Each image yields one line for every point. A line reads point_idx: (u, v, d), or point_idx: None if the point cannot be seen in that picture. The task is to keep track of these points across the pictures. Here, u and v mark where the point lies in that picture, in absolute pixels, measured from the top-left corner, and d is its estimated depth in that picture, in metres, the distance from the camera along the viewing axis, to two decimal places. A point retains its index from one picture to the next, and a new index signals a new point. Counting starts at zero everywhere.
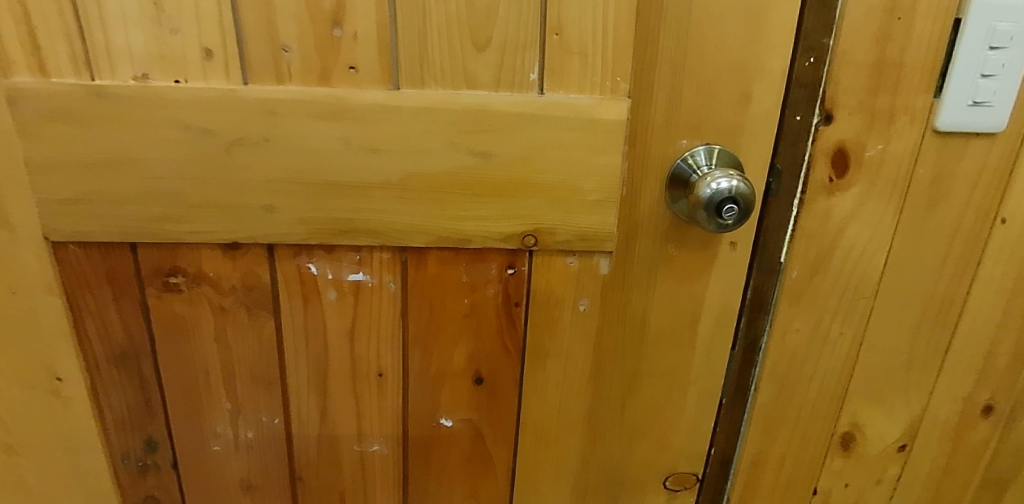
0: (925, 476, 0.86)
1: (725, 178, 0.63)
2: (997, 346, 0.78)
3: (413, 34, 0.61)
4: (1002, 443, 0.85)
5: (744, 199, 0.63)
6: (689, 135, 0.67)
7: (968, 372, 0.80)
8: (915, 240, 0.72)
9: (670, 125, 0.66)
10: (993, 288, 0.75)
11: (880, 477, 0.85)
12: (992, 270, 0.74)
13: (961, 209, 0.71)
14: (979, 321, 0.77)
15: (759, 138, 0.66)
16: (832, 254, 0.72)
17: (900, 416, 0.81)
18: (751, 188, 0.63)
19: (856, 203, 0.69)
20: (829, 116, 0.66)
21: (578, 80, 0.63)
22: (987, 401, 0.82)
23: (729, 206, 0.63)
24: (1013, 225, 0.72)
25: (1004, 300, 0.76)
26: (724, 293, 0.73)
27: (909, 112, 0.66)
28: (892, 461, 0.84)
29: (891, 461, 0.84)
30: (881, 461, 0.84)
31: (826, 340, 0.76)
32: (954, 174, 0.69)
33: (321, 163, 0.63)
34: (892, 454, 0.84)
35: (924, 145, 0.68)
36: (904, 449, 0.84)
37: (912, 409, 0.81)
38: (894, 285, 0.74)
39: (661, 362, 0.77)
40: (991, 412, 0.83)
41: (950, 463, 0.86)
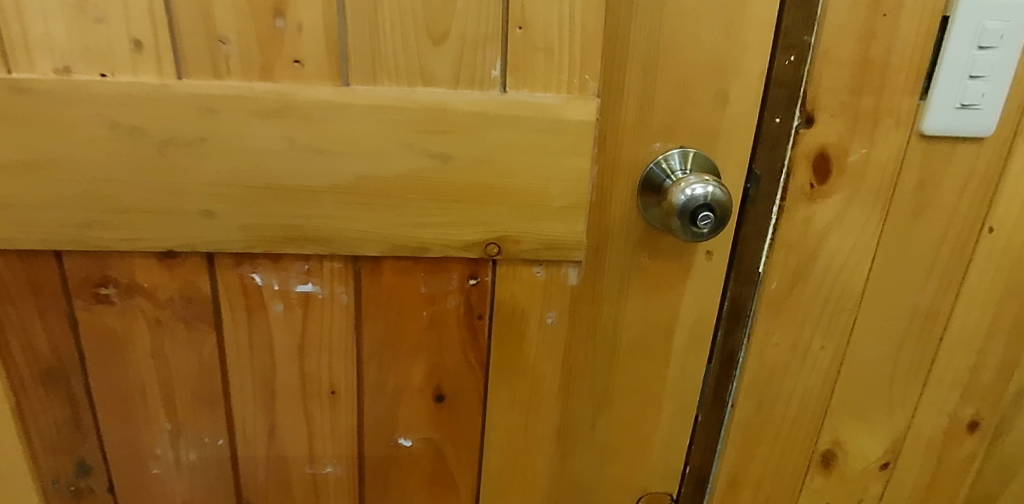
0: (908, 494, 0.83)
1: (701, 184, 0.59)
2: (983, 360, 0.75)
3: (363, 26, 0.56)
4: (986, 460, 0.82)
5: (720, 207, 0.59)
6: (662, 137, 0.62)
7: (953, 387, 0.76)
8: (900, 249, 0.68)
9: (643, 127, 0.62)
10: (980, 300, 0.72)
11: (861, 495, 0.82)
12: (979, 281, 0.71)
13: (947, 217, 0.67)
14: (964, 334, 0.73)
15: (736, 141, 0.62)
16: (814, 264, 0.68)
17: (882, 433, 0.78)
18: (729, 195, 0.59)
19: (839, 211, 0.66)
20: (811, 118, 0.62)
21: (543, 77, 0.59)
22: (972, 417, 0.79)
23: (704, 215, 0.59)
24: (1000, 235, 0.69)
25: (990, 313, 0.73)
26: (700, 305, 0.69)
27: (894, 115, 0.62)
28: (875, 480, 0.81)
29: (873, 479, 0.81)
30: (863, 479, 0.81)
31: (807, 354, 0.72)
32: (940, 181, 0.65)
33: (264, 164, 0.58)
34: (875, 472, 0.80)
35: (910, 150, 0.64)
36: (886, 467, 0.80)
37: (895, 425, 0.78)
38: (878, 296, 0.70)
39: (634, 377, 0.73)
40: (976, 428, 0.79)
41: (934, 481, 0.82)
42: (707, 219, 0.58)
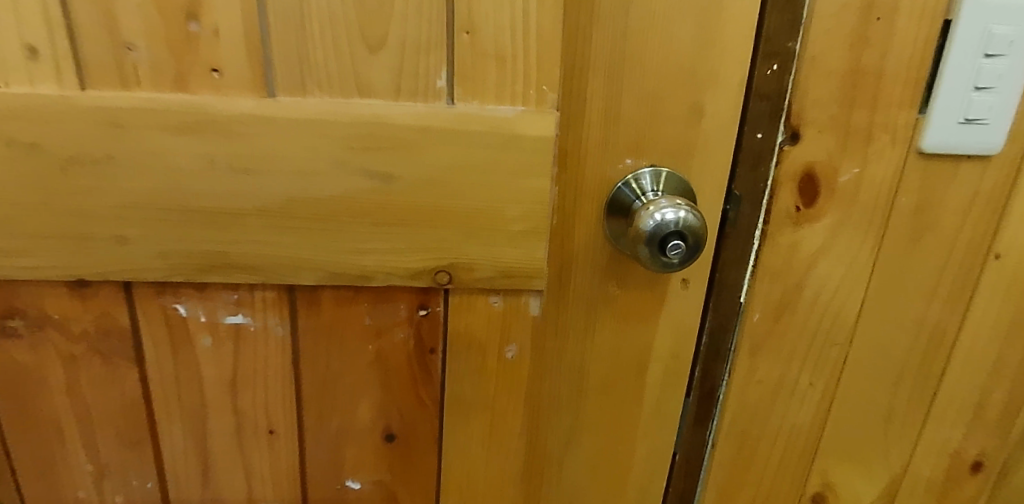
0: None
1: (672, 208, 0.53)
2: (988, 396, 0.69)
3: (289, 30, 0.50)
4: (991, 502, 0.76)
5: (693, 235, 0.52)
6: (630, 154, 0.56)
7: (955, 426, 0.70)
8: (897, 277, 0.62)
9: (608, 142, 0.56)
10: (985, 332, 0.65)
11: None
12: (984, 312, 0.64)
13: (949, 243, 0.61)
14: (968, 369, 0.67)
15: (713, 159, 0.56)
16: (801, 294, 0.61)
17: (877, 475, 0.72)
18: (702, 222, 0.53)
19: (829, 235, 0.59)
20: (796, 134, 0.56)
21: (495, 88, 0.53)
22: (976, 457, 0.72)
23: (674, 243, 0.52)
24: (1007, 263, 0.62)
25: (996, 346, 0.66)
26: (675, 337, 0.63)
27: (889, 131, 0.56)
28: None
29: None
30: None
31: (794, 391, 0.66)
32: (941, 203, 0.59)
33: (181, 185, 0.52)
34: None
35: (907, 169, 0.57)
36: None
37: (891, 466, 0.71)
38: (873, 328, 0.63)
39: (603, 415, 0.66)
40: (979, 469, 0.73)
41: None
42: (678, 247, 0.52)
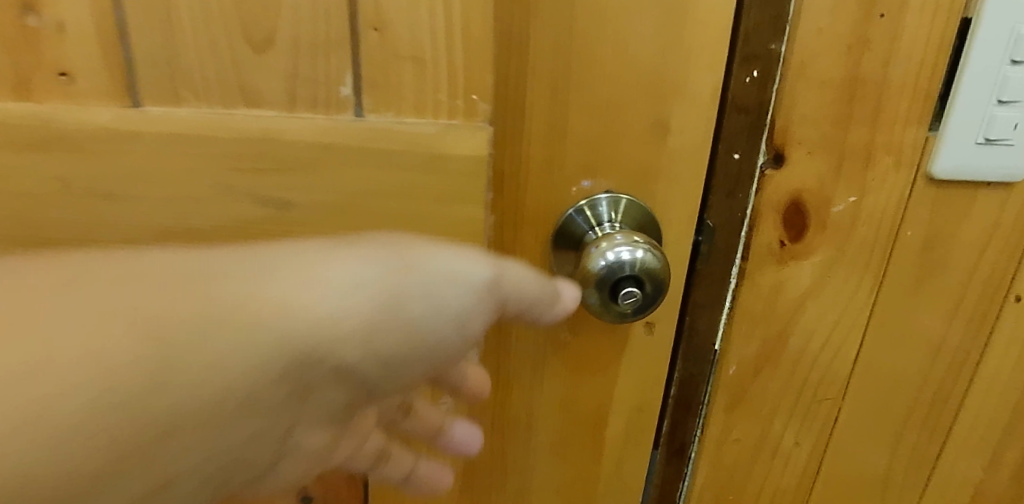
0: None
1: (629, 247, 0.43)
2: (1003, 452, 0.59)
3: (151, 23, 0.38)
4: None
5: (651, 279, 0.44)
6: (582, 178, 0.46)
7: (962, 488, 0.61)
8: (898, 320, 0.53)
9: (555, 163, 0.46)
10: (1001, 381, 0.56)
11: None
12: (999, 362, 0.55)
13: (960, 283, 0.51)
14: (981, 422, 0.58)
15: (681, 185, 0.47)
16: (787, 341, 0.53)
17: None
18: (664, 263, 0.44)
19: (818, 274, 0.50)
20: (781, 156, 0.47)
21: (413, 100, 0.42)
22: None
23: (629, 289, 0.44)
24: None
25: (1014, 396, 0.57)
26: (639, 389, 0.54)
27: (893, 153, 0.46)
28: None
29: None
30: None
31: (778, 448, 0.57)
32: (952, 238, 0.50)
33: (29, 216, 0.42)
34: None
35: (914, 197, 0.48)
36: None
37: None
38: (870, 378, 0.55)
39: (556, 472, 0.58)
40: None
41: None
42: (632, 295, 0.43)
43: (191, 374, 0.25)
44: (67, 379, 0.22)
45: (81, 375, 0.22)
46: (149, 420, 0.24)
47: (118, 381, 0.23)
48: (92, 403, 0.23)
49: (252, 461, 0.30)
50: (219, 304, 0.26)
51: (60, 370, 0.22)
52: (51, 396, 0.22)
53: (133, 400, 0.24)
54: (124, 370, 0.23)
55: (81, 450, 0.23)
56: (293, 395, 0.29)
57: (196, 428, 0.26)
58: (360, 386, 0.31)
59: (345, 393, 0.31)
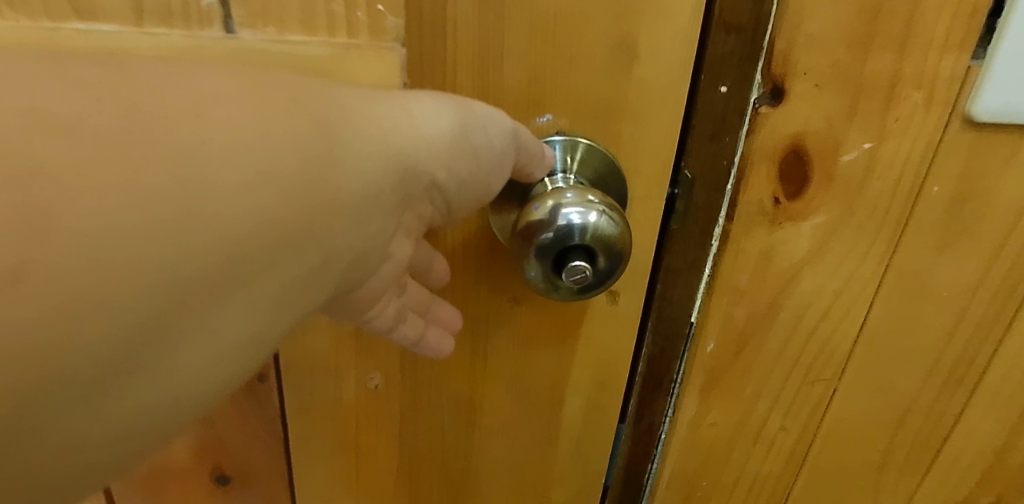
0: None
1: (580, 209, 0.34)
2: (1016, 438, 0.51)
3: None
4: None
5: (605, 250, 0.35)
6: (526, 117, 0.37)
7: (968, 475, 0.54)
8: (911, 292, 0.44)
9: (490, 98, 0.36)
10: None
11: None
12: None
13: (990, 250, 0.42)
14: (995, 405, 0.50)
15: (652, 126, 0.37)
16: (776, 315, 0.44)
17: None
18: (623, 230, 0.35)
19: (820, 238, 0.41)
20: (780, 90, 0.36)
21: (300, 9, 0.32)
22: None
23: (578, 263, 0.35)
24: None
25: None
26: (601, 365, 0.47)
27: (924, 88, 0.36)
28: None
29: None
30: None
31: (763, 431, 0.50)
32: (986, 196, 0.40)
33: None
34: None
35: (944, 145, 0.38)
36: None
37: None
38: (873, 355, 0.47)
39: (507, 454, 0.51)
40: None
41: None
42: (580, 272, 0.34)
43: (333, 165, 0.25)
44: (216, 163, 0.21)
45: (255, 168, 0.22)
46: (309, 212, 0.24)
47: (283, 169, 0.23)
48: (264, 185, 0.22)
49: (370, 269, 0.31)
50: (327, 110, 0.26)
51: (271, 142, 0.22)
52: (252, 185, 0.22)
53: (295, 190, 0.23)
54: (311, 147, 0.24)
55: (268, 240, 0.23)
56: (401, 200, 0.30)
57: (352, 218, 0.27)
58: (443, 206, 0.33)
59: (426, 204, 0.32)
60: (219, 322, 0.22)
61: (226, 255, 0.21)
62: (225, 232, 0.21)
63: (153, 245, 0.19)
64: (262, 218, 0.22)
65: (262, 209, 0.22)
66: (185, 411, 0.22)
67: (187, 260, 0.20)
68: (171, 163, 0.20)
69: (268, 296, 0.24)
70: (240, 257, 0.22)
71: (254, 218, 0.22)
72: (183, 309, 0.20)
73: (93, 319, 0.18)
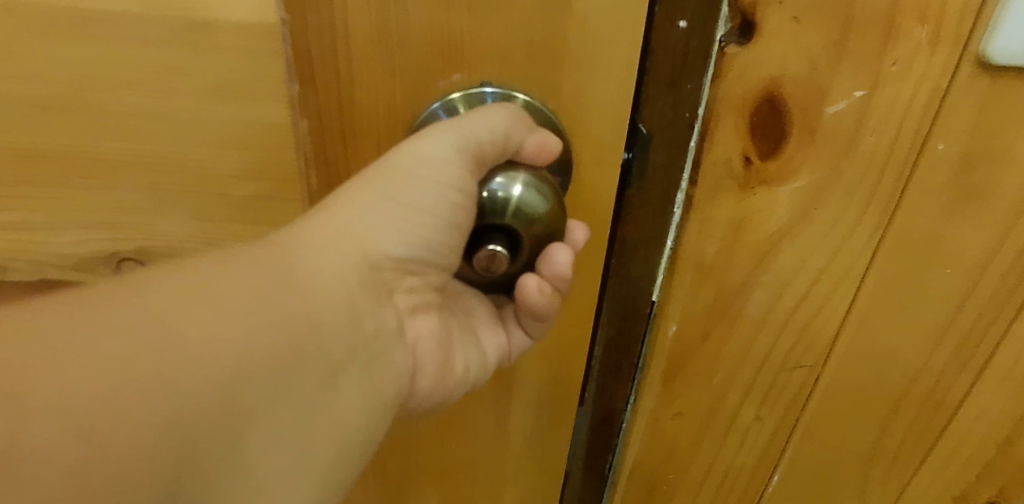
0: None
1: (505, 181, 0.30)
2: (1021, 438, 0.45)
3: None
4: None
5: (525, 226, 0.30)
6: (445, 69, 0.29)
7: (967, 472, 0.48)
8: (906, 267, 0.38)
9: (398, 47, 0.28)
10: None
11: None
12: None
13: (1000, 221, 0.36)
14: (999, 401, 0.43)
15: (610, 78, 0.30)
16: (749, 294, 0.39)
17: None
18: (547, 202, 0.29)
19: (800, 205, 0.35)
20: (750, 25, 0.30)
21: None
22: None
23: (491, 246, 0.30)
24: None
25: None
26: (553, 355, 0.41)
27: (928, 23, 0.29)
28: None
29: None
30: None
31: (738, 422, 0.45)
32: (998, 158, 0.33)
33: None
34: None
35: (951, 93, 0.31)
36: None
37: None
38: (862, 338, 0.41)
39: (452, 451, 0.45)
40: None
41: None
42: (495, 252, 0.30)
43: (289, 280, 0.27)
44: (171, 320, 0.23)
45: (214, 313, 0.24)
46: (286, 332, 0.26)
47: (242, 305, 0.25)
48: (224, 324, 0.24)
49: (378, 372, 0.32)
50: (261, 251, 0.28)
51: (211, 291, 0.25)
52: (214, 324, 0.24)
53: (263, 315, 0.26)
54: (255, 280, 0.26)
55: (259, 362, 0.25)
56: (373, 290, 0.31)
57: (323, 324, 0.28)
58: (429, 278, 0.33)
59: (415, 281, 0.33)
60: (241, 452, 0.24)
61: (222, 394, 0.23)
62: (208, 373, 0.23)
63: (144, 408, 0.21)
64: (241, 348, 0.24)
65: (235, 338, 0.24)
66: (374, 431, 0.32)
67: (194, 405, 0.22)
68: (132, 337, 0.22)
69: (277, 416, 0.26)
70: (237, 390, 0.24)
71: (236, 354, 0.24)
72: (204, 444, 0.23)
73: (136, 470, 0.20)
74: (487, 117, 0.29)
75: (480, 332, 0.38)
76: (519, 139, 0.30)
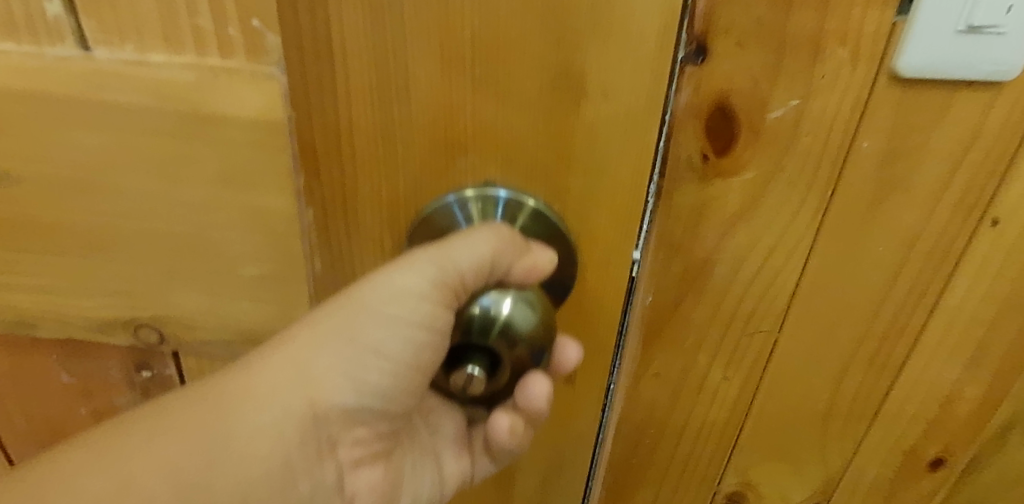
0: None
1: (497, 299, 0.33)
2: (959, 393, 0.51)
3: None
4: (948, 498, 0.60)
5: (509, 347, 0.32)
6: (456, 157, 0.31)
7: (913, 422, 0.53)
8: (847, 247, 0.43)
9: (398, 138, 0.30)
10: (965, 316, 0.47)
11: None
12: (962, 292, 0.45)
13: (923, 204, 0.41)
14: (936, 358, 0.49)
15: (603, 165, 0.32)
16: (712, 272, 0.44)
17: (810, 469, 0.57)
18: (532, 330, 0.32)
19: (750, 195, 0.40)
20: (702, 47, 0.33)
21: (157, 26, 0.28)
22: (936, 454, 0.56)
23: (469, 369, 0.33)
24: (1008, 230, 0.42)
25: (979, 336, 0.48)
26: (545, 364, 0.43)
27: (850, 46, 0.33)
28: None
29: None
30: None
31: (707, 382, 0.51)
32: (916, 152, 0.38)
33: None
34: None
35: (872, 101, 0.36)
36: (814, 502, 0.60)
37: (828, 460, 0.56)
38: (814, 308, 0.46)
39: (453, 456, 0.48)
40: (939, 465, 0.57)
41: None
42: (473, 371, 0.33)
43: (222, 466, 0.35)
44: None
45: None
46: None
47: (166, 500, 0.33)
48: None
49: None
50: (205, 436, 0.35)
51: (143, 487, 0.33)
52: None
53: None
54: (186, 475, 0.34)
55: None
56: (313, 446, 0.38)
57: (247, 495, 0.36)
58: (373, 421, 0.40)
59: (362, 430, 0.40)
60: None
61: None
62: None
63: None
64: None
65: None
66: None
67: None
68: None
69: None
70: None
71: None
72: None
73: None
74: (471, 246, 0.32)
75: (443, 459, 0.45)
76: (505, 266, 0.32)
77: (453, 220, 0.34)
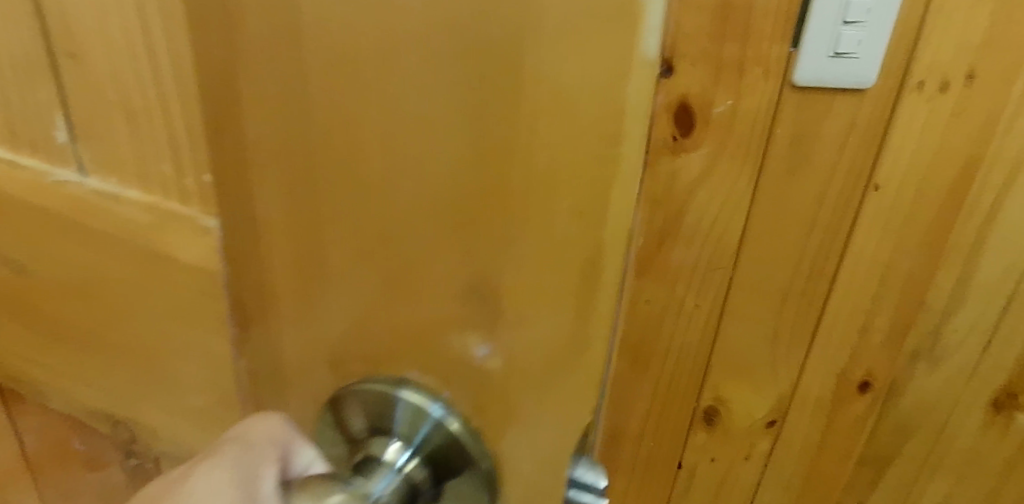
0: (800, 450, 0.64)
1: None
2: (872, 322, 0.56)
3: None
4: (880, 421, 0.62)
5: None
6: None
7: (842, 347, 0.57)
8: (774, 206, 0.50)
9: None
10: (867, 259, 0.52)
11: (748, 453, 0.64)
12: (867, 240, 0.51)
13: (828, 173, 0.48)
14: (852, 298, 0.54)
15: (544, 393, 0.18)
16: (681, 223, 0.50)
17: (767, 390, 0.60)
18: None
19: (703, 168, 0.48)
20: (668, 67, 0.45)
21: (132, 162, 0.23)
22: (863, 377, 0.59)
23: None
24: (889, 195, 0.49)
25: (880, 275, 0.53)
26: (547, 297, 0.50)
27: (762, 65, 0.44)
28: (760, 436, 0.63)
29: (759, 437, 0.63)
30: (747, 437, 0.63)
31: (680, 308, 0.55)
32: (816, 136, 0.47)
33: None
34: (759, 430, 0.62)
35: (780, 103, 0.46)
36: (773, 424, 0.62)
37: (781, 382, 0.59)
38: (760, 257, 0.52)
39: None
40: (866, 389, 0.60)
41: (826, 441, 0.63)
42: None
43: None
44: None
45: None
46: None
47: None
48: None
49: None
50: None
51: None
52: None
53: None
54: None
55: None
56: None
57: None
58: None
59: None
60: None
61: None
62: None
63: None
64: None
65: None
66: None
67: None
68: None
69: None
70: None
71: None
72: None
73: None
74: None
75: None
76: None
77: (381, 416, 0.20)
